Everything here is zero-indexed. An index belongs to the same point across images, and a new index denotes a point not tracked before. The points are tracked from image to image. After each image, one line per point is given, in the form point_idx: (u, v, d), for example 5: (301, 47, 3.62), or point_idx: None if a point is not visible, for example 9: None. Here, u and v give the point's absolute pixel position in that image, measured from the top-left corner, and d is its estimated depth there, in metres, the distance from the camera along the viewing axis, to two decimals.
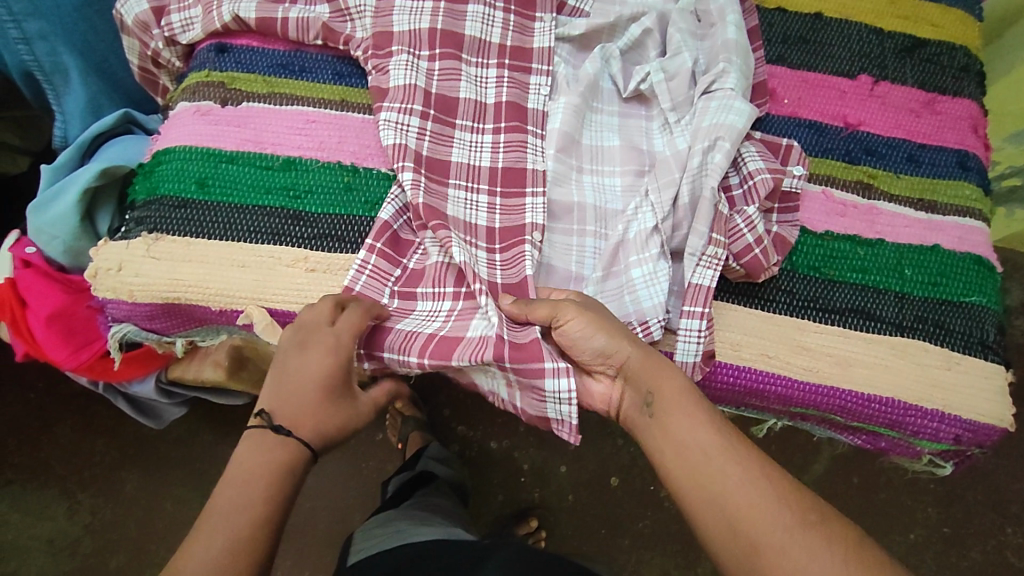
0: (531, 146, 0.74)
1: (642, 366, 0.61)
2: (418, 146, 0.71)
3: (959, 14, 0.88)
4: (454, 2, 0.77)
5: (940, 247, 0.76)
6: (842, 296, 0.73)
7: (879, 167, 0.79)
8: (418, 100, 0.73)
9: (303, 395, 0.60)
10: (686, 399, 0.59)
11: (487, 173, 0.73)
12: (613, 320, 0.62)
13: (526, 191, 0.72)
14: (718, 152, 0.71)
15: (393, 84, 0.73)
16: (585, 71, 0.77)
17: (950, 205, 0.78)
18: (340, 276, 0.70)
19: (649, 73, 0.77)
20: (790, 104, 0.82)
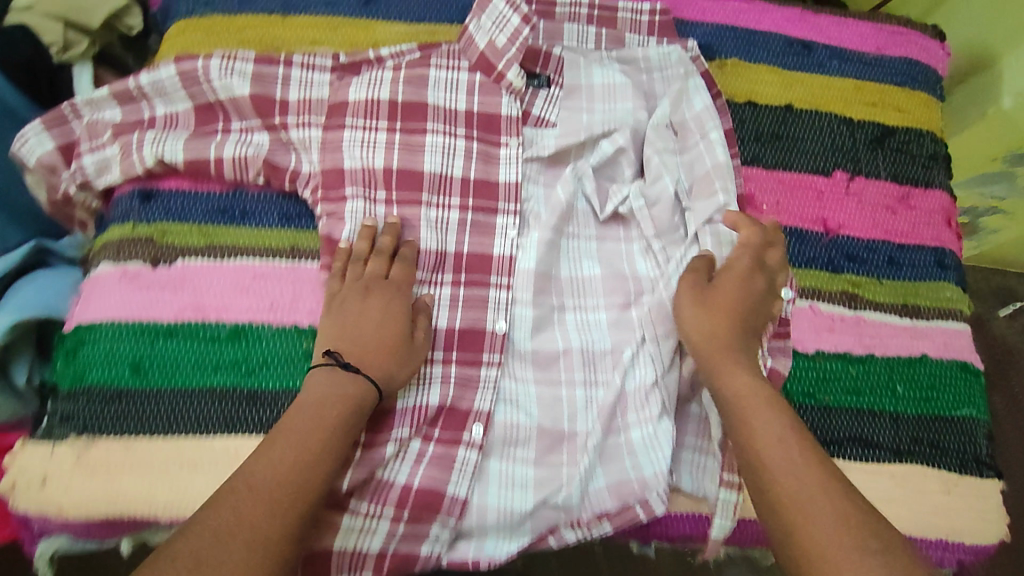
0: (492, 302, 0.69)
1: (716, 351, 0.61)
2: None
3: (923, 96, 0.85)
4: (410, 132, 0.70)
5: (927, 358, 0.75)
6: (839, 424, 0.70)
7: (862, 274, 0.76)
8: None
9: (371, 352, 0.61)
10: (758, 398, 0.58)
11: (443, 337, 0.68)
12: (719, 300, 0.63)
13: (480, 359, 0.67)
14: None
15: (346, 239, 0.66)
16: (560, 195, 0.72)
17: (934, 309, 0.77)
18: None
19: (629, 197, 0.72)
20: (769, 209, 0.77)
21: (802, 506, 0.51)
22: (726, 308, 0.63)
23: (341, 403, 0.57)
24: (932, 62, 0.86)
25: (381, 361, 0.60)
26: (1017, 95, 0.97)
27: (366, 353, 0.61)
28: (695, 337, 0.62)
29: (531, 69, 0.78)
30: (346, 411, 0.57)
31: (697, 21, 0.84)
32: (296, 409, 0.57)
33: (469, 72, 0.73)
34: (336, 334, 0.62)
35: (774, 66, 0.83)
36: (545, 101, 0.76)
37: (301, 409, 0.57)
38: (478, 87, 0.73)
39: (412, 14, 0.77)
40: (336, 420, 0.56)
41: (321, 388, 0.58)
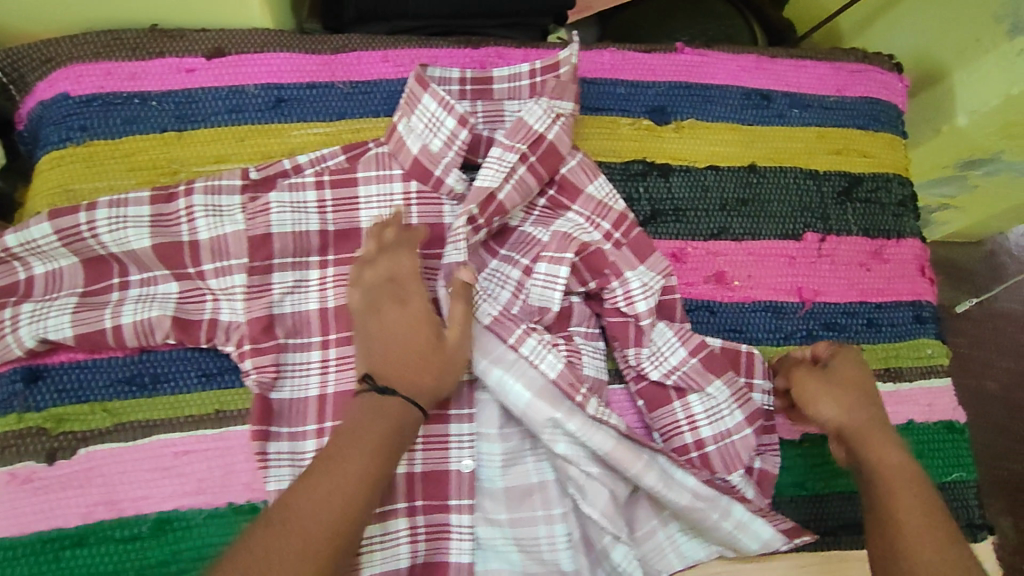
0: (455, 443, 0.61)
1: (868, 426, 0.59)
2: None
3: (887, 137, 0.82)
4: (341, 262, 0.65)
5: (913, 424, 0.72)
6: (833, 511, 0.66)
7: (841, 342, 0.73)
8: (311, 415, 0.59)
9: (411, 365, 0.54)
10: (909, 474, 0.56)
11: (403, 485, 0.60)
12: (850, 394, 0.60)
13: (449, 504, 0.60)
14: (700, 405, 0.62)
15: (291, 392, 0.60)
16: (553, 306, 0.63)
17: (916, 368, 0.74)
18: None
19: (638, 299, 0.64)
20: (741, 285, 0.73)
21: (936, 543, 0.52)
22: (854, 384, 0.61)
23: (384, 437, 0.52)
24: (889, 98, 0.83)
25: (415, 372, 0.54)
26: (971, 113, 0.95)
27: (404, 372, 0.54)
28: (842, 428, 0.59)
29: (504, 139, 0.66)
30: (372, 452, 0.51)
31: (646, 82, 0.77)
32: (335, 437, 0.52)
33: (402, 180, 0.65)
34: (367, 340, 0.54)
35: (731, 122, 0.78)
36: (513, 183, 0.65)
37: (338, 437, 0.52)
38: (415, 197, 0.65)
39: (331, 111, 0.69)
40: (364, 465, 0.50)
41: (369, 418, 0.52)
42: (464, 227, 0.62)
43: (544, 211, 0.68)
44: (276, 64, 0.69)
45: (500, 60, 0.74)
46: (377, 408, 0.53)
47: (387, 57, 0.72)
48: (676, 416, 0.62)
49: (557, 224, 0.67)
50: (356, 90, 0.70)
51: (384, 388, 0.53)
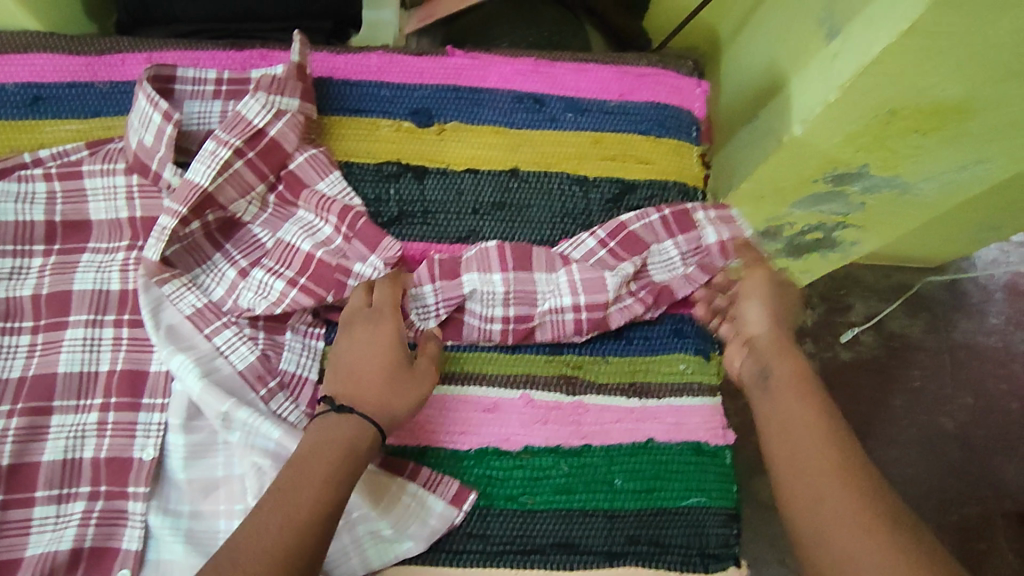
0: (142, 431, 0.64)
1: (770, 344, 0.64)
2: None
3: (672, 143, 0.79)
4: (66, 252, 0.68)
5: (653, 442, 0.69)
6: (544, 528, 0.66)
7: (584, 352, 0.71)
8: (8, 395, 0.64)
9: (365, 384, 0.60)
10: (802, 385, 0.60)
11: (89, 468, 0.63)
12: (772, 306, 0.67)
13: (126, 489, 0.63)
14: None
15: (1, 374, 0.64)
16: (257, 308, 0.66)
17: (665, 385, 0.71)
18: None
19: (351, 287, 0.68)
20: None
21: (835, 534, 0.50)
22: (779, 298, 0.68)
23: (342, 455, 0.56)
24: (680, 103, 0.80)
25: (378, 390, 0.60)
26: (803, 122, 0.89)
27: (358, 390, 0.60)
28: (756, 339, 0.66)
29: (219, 134, 0.67)
30: (348, 461, 0.56)
31: (412, 84, 0.77)
32: (291, 462, 0.55)
33: (126, 174, 0.68)
34: (357, 363, 0.61)
35: (496, 126, 0.77)
36: (226, 177, 0.67)
37: (294, 463, 0.55)
38: (137, 191, 0.68)
39: (87, 109, 0.73)
40: (337, 472, 0.55)
41: (330, 429, 0.57)
42: (170, 227, 0.65)
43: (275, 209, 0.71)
44: (39, 64, 0.72)
45: (263, 61, 0.76)
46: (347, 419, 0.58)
47: (149, 59, 0.74)
48: None
49: (282, 230, 0.70)
50: (114, 89, 0.73)
51: (340, 405, 0.59)
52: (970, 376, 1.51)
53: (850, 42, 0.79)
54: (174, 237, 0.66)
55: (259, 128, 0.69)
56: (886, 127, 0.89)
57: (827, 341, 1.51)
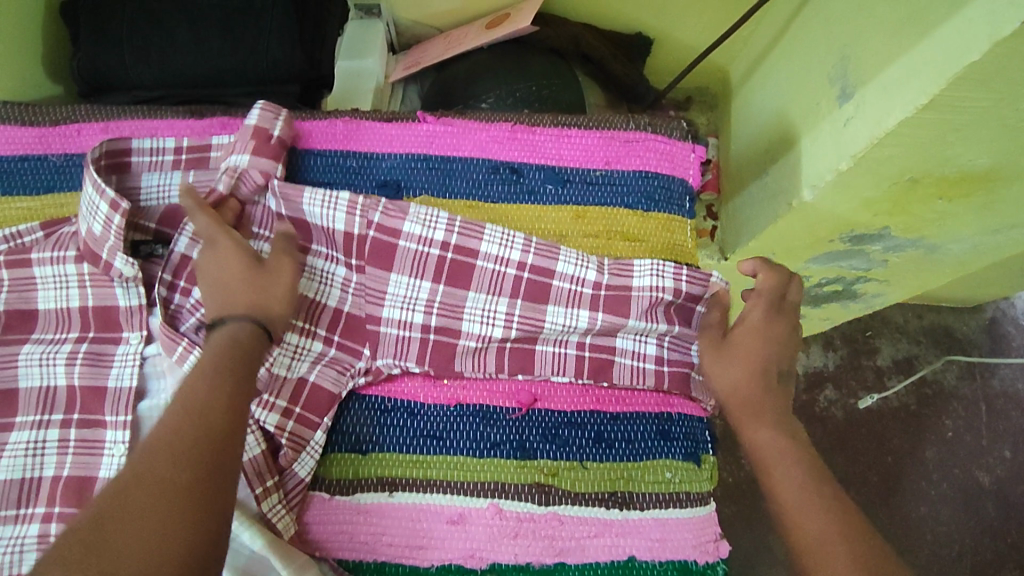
0: None
1: (745, 404, 0.61)
2: None
3: (661, 218, 0.73)
4: (11, 344, 0.63)
5: (634, 560, 0.62)
6: None
7: (559, 458, 0.64)
8: None
9: (243, 293, 0.58)
10: (786, 456, 0.57)
11: None
12: (742, 356, 0.62)
13: None
14: (401, 492, 0.62)
15: None
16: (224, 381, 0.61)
17: (650, 495, 0.63)
18: None
19: (317, 361, 0.65)
20: (452, 385, 0.66)
21: None
22: (751, 356, 0.62)
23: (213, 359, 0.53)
24: (670, 171, 0.75)
25: (252, 298, 0.58)
26: (813, 186, 0.82)
27: (229, 303, 0.57)
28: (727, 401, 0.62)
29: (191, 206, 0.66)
30: (234, 356, 0.54)
31: (381, 154, 0.74)
32: (196, 371, 0.53)
33: (77, 263, 0.64)
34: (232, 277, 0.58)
35: (471, 199, 0.73)
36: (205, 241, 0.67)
37: (198, 370, 0.53)
38: (90, 281, 0.64)
39: (40, 184, 0.71)
40: (233, 368, 0.53)
41: (219, 346, 0.55)
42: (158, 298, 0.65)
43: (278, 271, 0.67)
44: None
45: (224, 130, 0.73)
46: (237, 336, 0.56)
47: (106, 129, 0.72)
48: (375, 499, 0.62)
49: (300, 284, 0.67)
50: (69, 161, 0.71)
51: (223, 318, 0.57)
52: (1009, 426, 1.39)
53: (862, 108, 0.72)
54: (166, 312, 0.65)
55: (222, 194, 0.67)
56: (906, 192, 0.81)
57: (845, 392, 1.40)
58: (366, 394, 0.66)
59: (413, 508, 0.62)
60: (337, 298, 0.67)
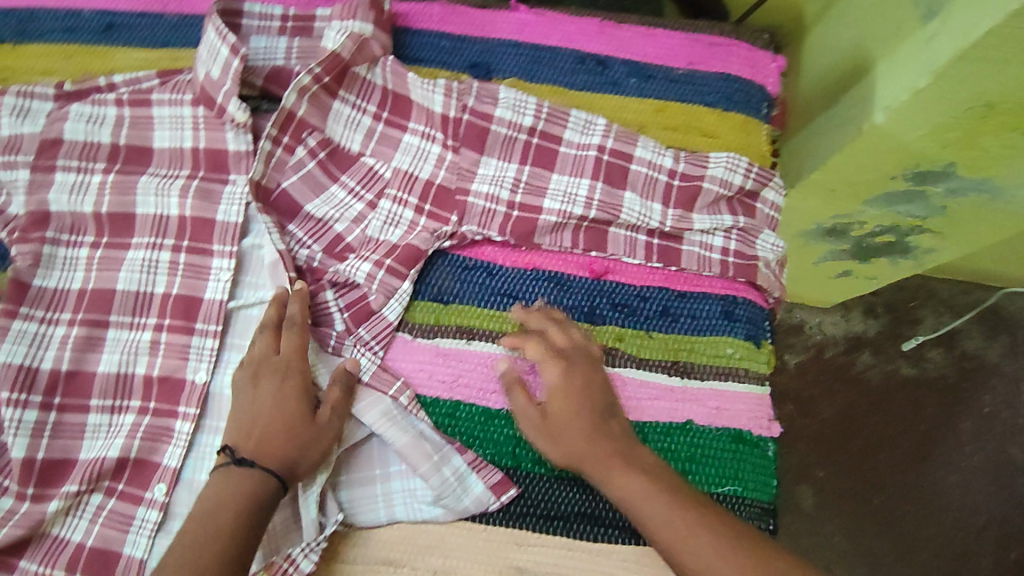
0: (194, 353, 0.63)
1: (590, 458, 0.56)
2: (57, 361, 0.62)
3: (739, 118, 0.75)
4: (126, 174, 0.68)
5: (692, 424, 0.65)
6: (571, 498, 0.63)
7: (627, 325, 0.68)
8: (69, 304, 0.64)
9: (270, 435, 0.56)
10: (646, 491, 0.54)
11: (140, 384, 0.63)
12: (563, 419, 0.58)
13: (175, 409, 0.62)
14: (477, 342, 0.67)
15: (52, 283, 0.64)
16: (333, 226, 0.68)
17: (710, 367, 0.67)
18: None
19: (408, 227, 0.68)
20: (528, 252, 0.70)
21: None
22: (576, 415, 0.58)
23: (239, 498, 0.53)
24: (750, 75, 0.77)
25: (280, 446, 0.56)
26: (885, 105, 0.72)
27: (262, 441, 0.56)
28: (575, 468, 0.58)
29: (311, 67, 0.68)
30: (244, 509, 0.53)
31: (473, 38, 0.77)
32: (192, 518, 0.53)
33: (193, 106, 0.69)
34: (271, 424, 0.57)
35: (556, 85, 0.76)
36: (310, 102, 0.69)
37: (195, 518, 0.53)
38: (202, 123, 0.69)
39: (156, 39, 0.75)
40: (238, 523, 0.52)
41: (223, 489, 0.54)
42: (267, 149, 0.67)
43: (375, 136, 0.71)
44: None
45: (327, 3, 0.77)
46: (245, 479, 0.54)
47: None
48: (452, 342, 0.67)
49: (397, 159, 0.70)
50: (184, 21, 0.76)
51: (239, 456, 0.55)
52: None
53: None
54: (268, 158, 0.68)
55: (337, 55, 0.69)
56: None
57: None
58: (451, 253, 0.69)
59: (488, 354, 0.66)
60: (430, 172, 0.70)
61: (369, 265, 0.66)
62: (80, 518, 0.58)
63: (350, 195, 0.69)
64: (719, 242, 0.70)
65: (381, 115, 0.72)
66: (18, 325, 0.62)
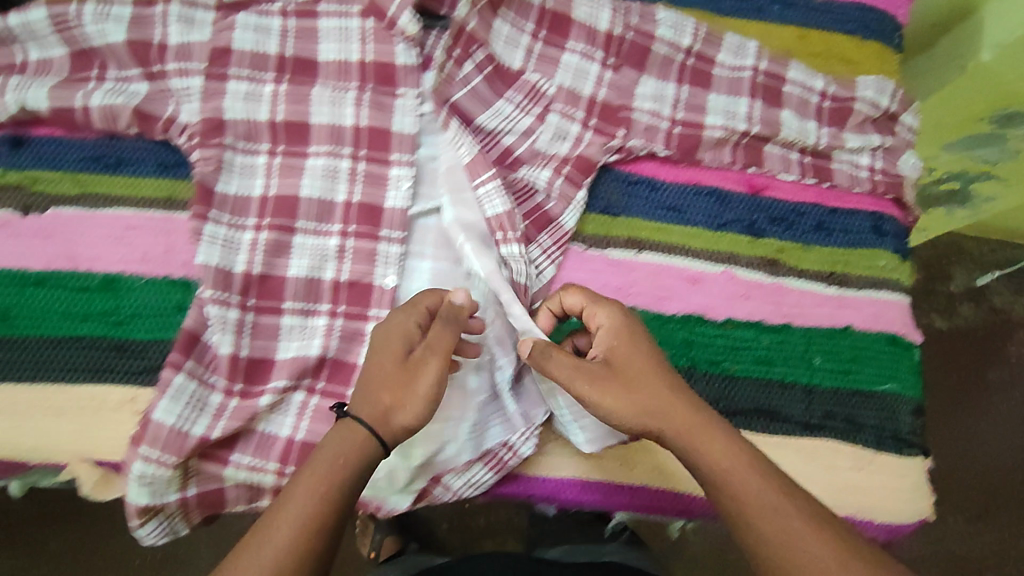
0: (381, 259, 0.64)
1: (676, 427, 0.52)
2: (249, 265, 0.62)
3: (877, 47, 0.78)
4: (296, 82, 0.66)
5: (852, 329, 0.69)
6: (746, 395, 0.67)
7: (786, 238, 0.71)
8: (253, 210, 0.64)
9: (377, 395, 0.53)
10: (733, 464, 0.50)
11: (329, 289, 0.64)
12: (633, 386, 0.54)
13: (367, 314, 0.63)
14: (648, 252, 0.69)
15: (230, 190, 0.64)
16: (503, 140, 0.68)
17: (864, 278, 0.71)
18: (124, 412, 0.62)
19: (575, 142, 0.69)
20: (690, 168, 0.71)
21: None
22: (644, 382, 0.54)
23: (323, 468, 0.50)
24: (886, 6, 0.79)
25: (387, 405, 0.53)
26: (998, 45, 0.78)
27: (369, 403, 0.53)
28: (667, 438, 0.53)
29: None
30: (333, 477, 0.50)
31: None
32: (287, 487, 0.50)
33: (360, 18, 0.68)
34: (380, 385, 0.53)
35: (703, 11, 0.77)
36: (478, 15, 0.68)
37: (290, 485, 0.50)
38: (371, 34, 0.68)
39: None
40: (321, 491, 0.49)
41: (319, 453, 0.51)
42: (439, 62, 0.67)
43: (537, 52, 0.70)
44: None
45: None
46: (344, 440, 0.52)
47: None
48: (623, 254, 0.68)
49: (559, 76, 0.70)
50: None
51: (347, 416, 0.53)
52: None
53: None
54: (444, 70, 0.67)
55: None
56: None
57: None
58: (614, 169, 0.71)
59: (659, 262, 0.69)
60: (591, 89, 0.70)
61: (546, 174, 0.68)
62: (288, 411, 0.61)
63: (517, 110, 0.69)
64: (867, 162, 0.73)
65: (540, 34, 0.70)
66: (208, 229, 0.62)
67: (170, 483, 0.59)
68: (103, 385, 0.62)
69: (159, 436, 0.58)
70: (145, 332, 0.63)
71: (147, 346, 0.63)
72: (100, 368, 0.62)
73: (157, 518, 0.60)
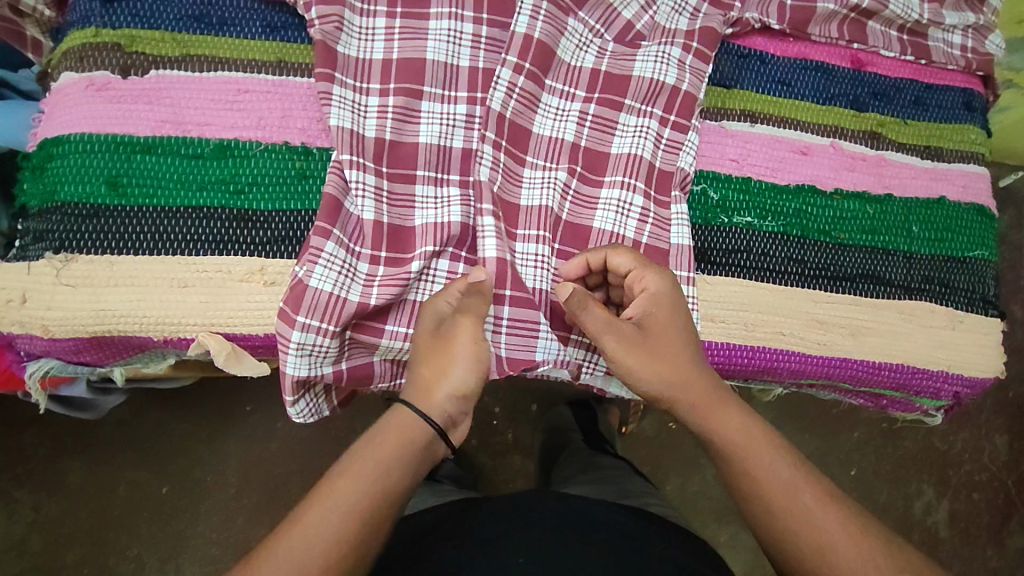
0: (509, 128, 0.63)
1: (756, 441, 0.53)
2: (378, 130, 0.61)
3: None
4: None
5: (945, 200, 0.72)
6: (853, 261, 0.69)
7: (886, 112, 0.73)
8: (375, 75, 0.61)
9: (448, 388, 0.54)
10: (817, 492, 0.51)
11: (459, 158, 0.62)
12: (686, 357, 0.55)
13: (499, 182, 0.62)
14: (761, 123, 0.70)
15: (352, 53, 0.61)
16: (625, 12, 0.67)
17: (956, 151, 0.74)
18: (254, 285, 0.59)
19: (692, 14, 0.68)
20: (796, 44, 0.73)
21: None
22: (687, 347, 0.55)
23: (390, 469, 0.49)
24: None
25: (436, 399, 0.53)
26: None
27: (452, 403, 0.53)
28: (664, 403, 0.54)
29: None
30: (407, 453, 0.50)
31: None
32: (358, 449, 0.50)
33: None
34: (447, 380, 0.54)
35: None
36: None
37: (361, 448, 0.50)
38: None
39: None
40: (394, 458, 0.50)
41: (391, 431, 0.51)
42: None
43: None
44: None
45: None
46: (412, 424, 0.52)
47: None
48: (740, 123, 0.69)
49: None
50: None
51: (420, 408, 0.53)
52: None
53: None
54: None
55: None
56: None
57: None
58: (728, 43, 0.71)
59: (772, 133, 0.70)
60: None
61: (679, 49, 0.67)
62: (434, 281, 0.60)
63: None
64: (959, 41, 0.75)
65: None
66: (335, 91, 0.60)
67: (327, 355, 0.58)
68: (229, 257, 0.59)
69: (318, 302, 0.56)
70: (268, 202, 0.60)
71: (271, 216, 0.60)
72: (222, 240, 0.59)
73: (306, 397, 0.61)
